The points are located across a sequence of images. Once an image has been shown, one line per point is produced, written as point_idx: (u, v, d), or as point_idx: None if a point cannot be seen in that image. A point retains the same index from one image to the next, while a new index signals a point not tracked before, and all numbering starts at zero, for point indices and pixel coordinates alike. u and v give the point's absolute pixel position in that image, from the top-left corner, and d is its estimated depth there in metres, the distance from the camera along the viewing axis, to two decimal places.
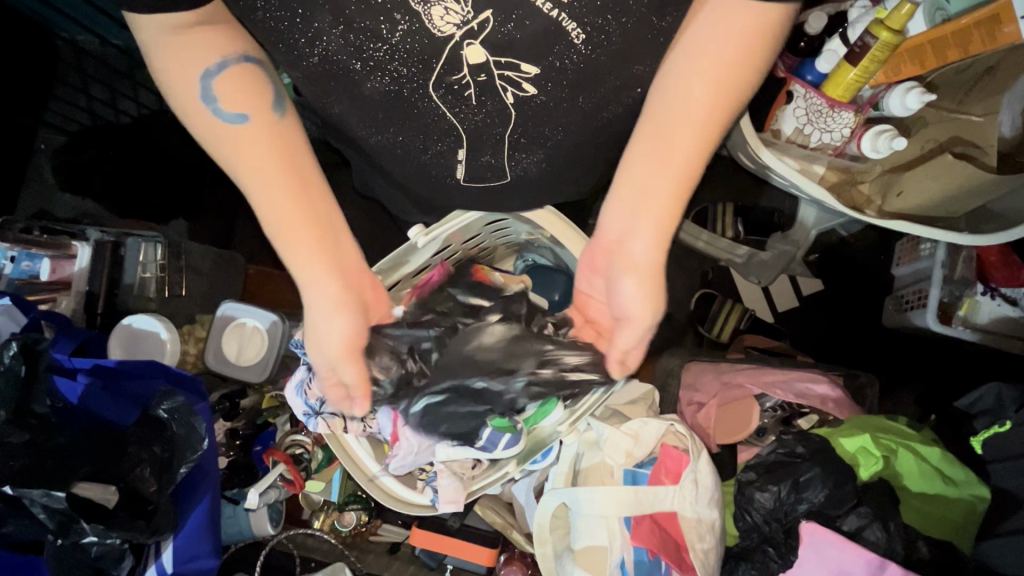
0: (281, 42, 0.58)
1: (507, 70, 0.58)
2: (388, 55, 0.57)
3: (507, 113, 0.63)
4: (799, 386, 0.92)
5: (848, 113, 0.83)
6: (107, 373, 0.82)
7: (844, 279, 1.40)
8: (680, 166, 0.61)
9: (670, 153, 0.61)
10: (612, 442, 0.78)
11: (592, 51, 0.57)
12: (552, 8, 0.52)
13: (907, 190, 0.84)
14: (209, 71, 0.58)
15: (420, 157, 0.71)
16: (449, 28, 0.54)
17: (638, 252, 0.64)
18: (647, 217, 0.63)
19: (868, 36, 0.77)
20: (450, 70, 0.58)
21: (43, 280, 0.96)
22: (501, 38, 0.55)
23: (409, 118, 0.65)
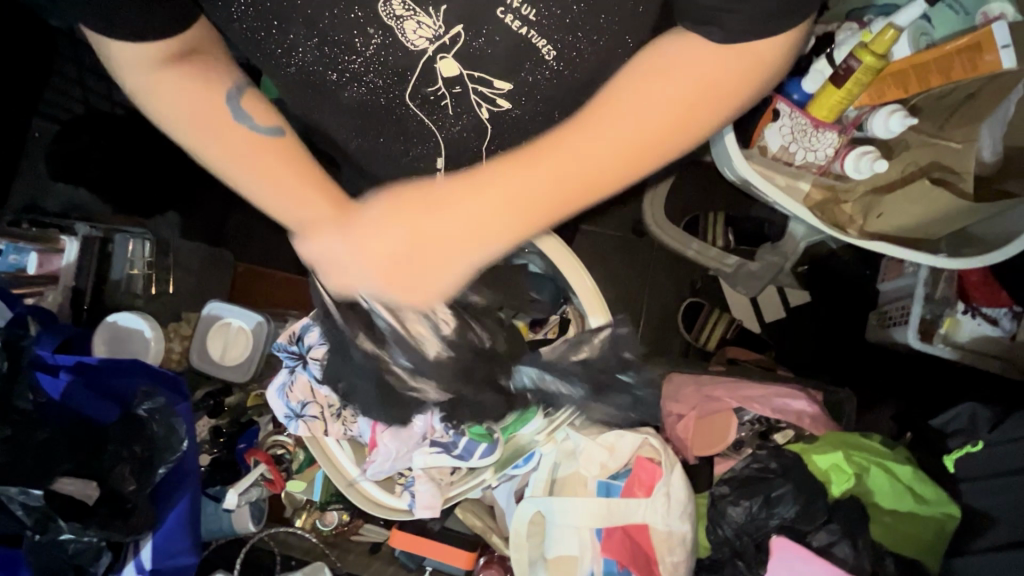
0: (260, 52, 0.59)
1: (480, 86, 0.59)
2: (364, 67, 0.58)
3: (483, 126, 0.65)
4: (776, 402, 0.93)
5: (832, 133, 0.84)
6: (89, 370, 0.82)
7: (831, 292, 1.41)
8: (588, 165, 0.50)
9: (575, 147, 0.49)
10: (588, 454, 0.79)
11: (564, 68, 0.57)
12: (520, 24, 0.52)
13: (887, 212, 0.85)
14: (229, 94, 0.59)
15: (401, 162, 0.73)
16: (421, 43, 0.54)
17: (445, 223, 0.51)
18: (495, 191, 0.50)
19: (852, 59, 0.78)
20: (425, 83, 0.59)
21: (29, 274, 0.96)
22: (472, 52, 0.55)
23: (392, 127, 0.66)
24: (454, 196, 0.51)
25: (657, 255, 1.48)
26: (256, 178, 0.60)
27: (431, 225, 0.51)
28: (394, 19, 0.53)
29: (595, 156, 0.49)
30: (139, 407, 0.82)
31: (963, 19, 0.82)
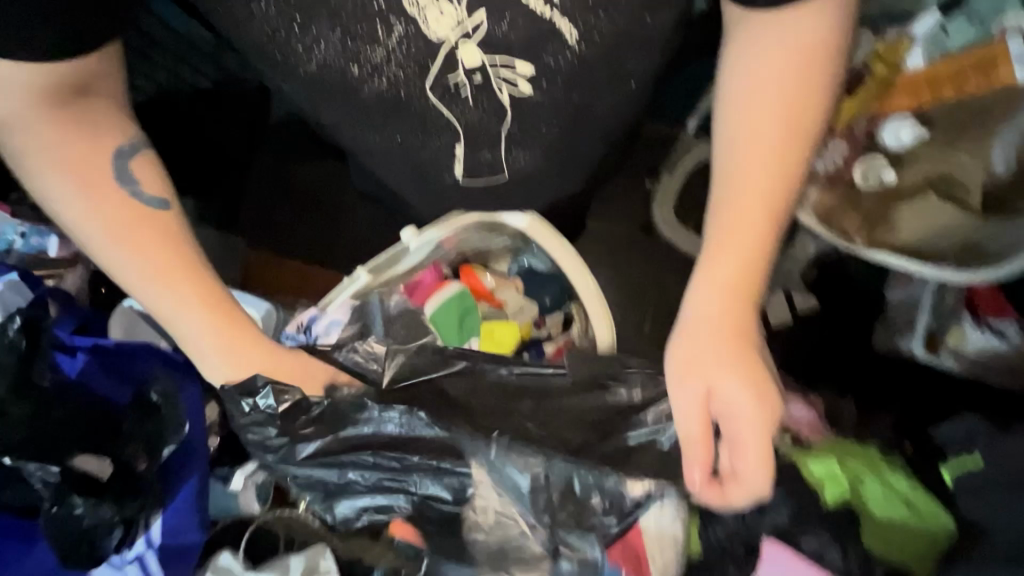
0: (296, 57, 0.75)
1: (503, 68, 0.72)
2: (400, 54, 0.71)
3: (506, 111, 0.78)
4: (776, 407, 0.93)
5: (840, 142, 0.86)
6: (106, 353, 0.87)
7: (839, 298, 1.40)
8: (764, 199, 0.78)
9: (749, 209, 0.79)
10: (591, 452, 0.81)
11: (582, 52, 0.71)
12: (546, 6, 0.66)
13: (894, 224, 0.84)
14: (122, 151, 0.83)
15: (423, 154, 0.86)
16: (452, 30, 0.68)
17: (717, 294, 0.79)
18: (739, 252, 0.79)
19: (865, 67, 0.84)
20: (451, 69, 0.73)
21: (49, 257, 1.02)
22: (498, 36, 0.68)
23: (417, 121, 0.81)
24: None
25: (664, 254, 1.49)
26: (177, 309, 0.81)
27: (738, 275, 0.79)
28: (418, 11, 0.67)
29: (762, 194, 0.78)
30: (150, 393, 0.85)
31: (979, 30, 0.81)
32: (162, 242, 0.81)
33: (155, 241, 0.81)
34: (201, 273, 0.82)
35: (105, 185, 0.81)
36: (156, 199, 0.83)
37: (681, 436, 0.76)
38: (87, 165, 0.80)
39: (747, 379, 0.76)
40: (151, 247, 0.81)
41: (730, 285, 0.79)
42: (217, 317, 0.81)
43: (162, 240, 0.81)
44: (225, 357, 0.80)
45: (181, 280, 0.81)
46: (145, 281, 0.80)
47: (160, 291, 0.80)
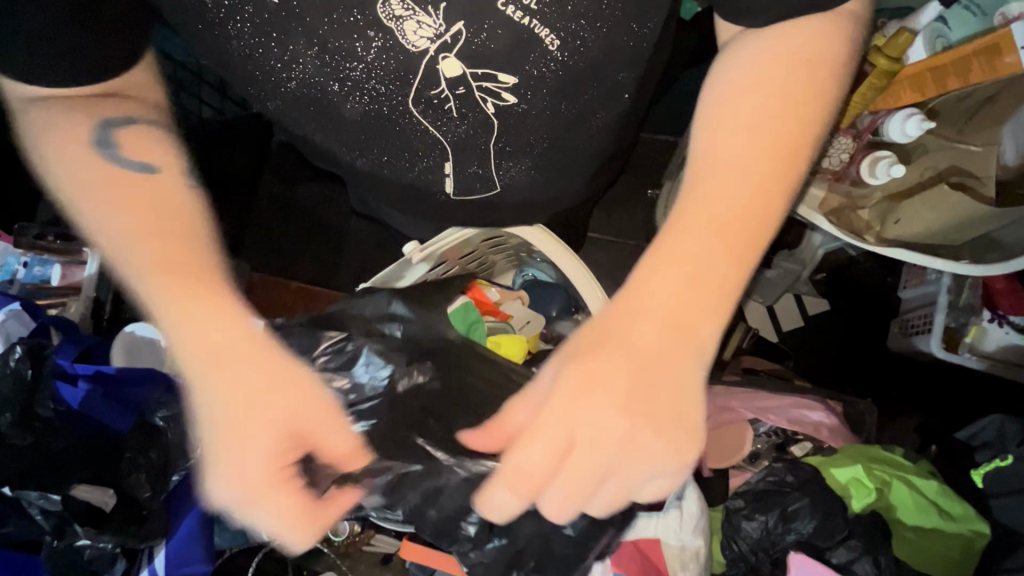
0: (259, 69, 0.61)
1: (484, 82, 0.59)
2: (364, 74, 0.58)
3: (487, 124, 0.64)
4: (793, 413, 0.90)
5: (848, 137, 0.83)
6: (107, 379, 0.85)
7: (849, 300, 1.38)
8: (724, 216, 0.47)
9: (716, 203, 0.47)
10: None
11: (570, 60, 0.58)
12: (521, 14, 0.53)
13: (905, 218, 0.83)
14: (113, 121, 0.57)
15: (407, 176, 0.73)
16: (422, 42, 0.55)
17: (651, 333, 0.44)
18: (692, 286, 0.45)
19: (866, 64, 0.78)
20: (429, 85, 0.59)
21: (53, 285, 1.02)
22: (473, 49, 0.56)
23: (389, 145, 0.68)
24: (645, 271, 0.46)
25: None
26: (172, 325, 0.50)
27: (646, 289, 0.45)
28: (393, 21, 0.54)
29: (734, 209, 0.47)
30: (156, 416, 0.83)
31: (982, 20, 0.80)
32: (151, 225, 0.53)
33: (134, 223, 0.53)
34: (205, 276, 0.51)
35: (76, 157, 0.55)
36: (141, 162, 0.56)
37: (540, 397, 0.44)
38: (79, 136, 0.55)
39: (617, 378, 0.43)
40: (128, 219, 0.53)
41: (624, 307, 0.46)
42: (222, 342, 0.49)
43: (155, 223, 0.53)
44: (221, 438, 0.47)
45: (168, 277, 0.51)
46: (142, 277, 0.51)
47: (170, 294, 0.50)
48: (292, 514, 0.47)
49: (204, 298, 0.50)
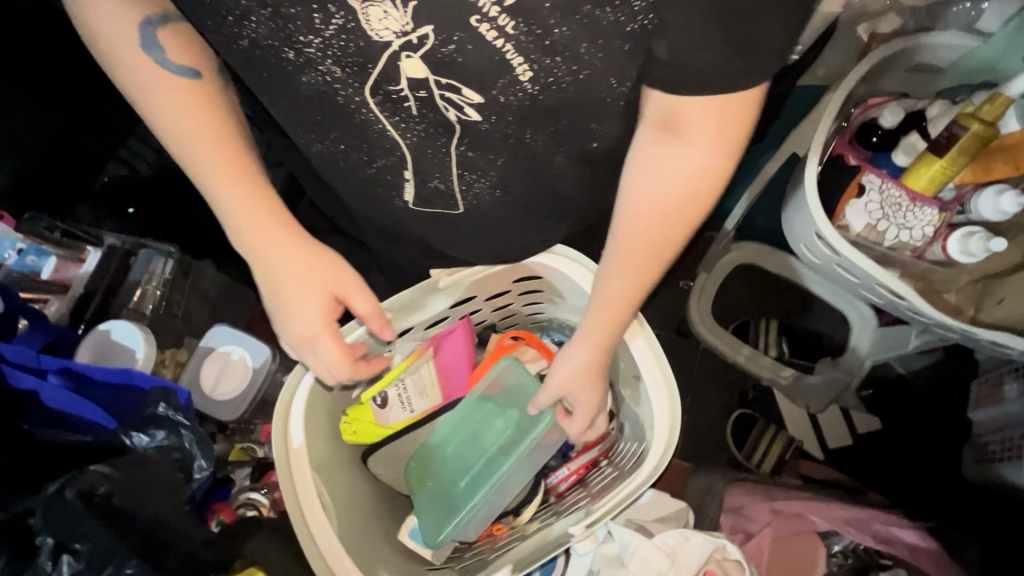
0: (208, 16, 0.48)
1: (447, 93, 0.48)
2: (320, 52, 0.46)
3: (510, 139, 0.54)
4: (878, 528, 0.75)
5: (932, 209, 0.76)
6: (79, 380, 0.71)
7: (904, 417, 1.22)
8: (671, 204, 0.49)
9: (646, 212, 0.51)
10: (641, 558, 0.63)
11: (540, 94, 0.47)
12: (496, 36, 0.41)
13: (1010, 297, 0.73)
14: (150, 20, 0.50)
15: (363, 172, 0.62)
16: (387, 35, 0.43)
17: (644, 239, 0.52)
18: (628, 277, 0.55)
19: (956, 127, 0.72)
20: (386, 80, 0.47)
21: (42, 278, 0.90)
22: (440, 58, 0.44)
23: (349, 128, 0.56)
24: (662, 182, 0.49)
25: (702, 356, 1.35)
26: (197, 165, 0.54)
27: (630, 242, 0.53)
28: None
29: (672, 196, 0.49)
30: (135, 432, 0.68)
31: None
32: (200, 113, 0.53)
33: (191, 112, 0.52)
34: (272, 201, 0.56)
35: (128, 54, 0.51)
36: (186, 67, 0.52)
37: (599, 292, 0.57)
38: (127, 36, 0.50)
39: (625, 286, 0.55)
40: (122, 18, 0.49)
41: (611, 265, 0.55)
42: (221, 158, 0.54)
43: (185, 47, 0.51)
44: (237, 228, 0.56)
45: (249, 213, 0.55)
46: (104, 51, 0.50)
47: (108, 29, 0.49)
48: (337, 354, 0.58)
49: (195, 107, 0.53)
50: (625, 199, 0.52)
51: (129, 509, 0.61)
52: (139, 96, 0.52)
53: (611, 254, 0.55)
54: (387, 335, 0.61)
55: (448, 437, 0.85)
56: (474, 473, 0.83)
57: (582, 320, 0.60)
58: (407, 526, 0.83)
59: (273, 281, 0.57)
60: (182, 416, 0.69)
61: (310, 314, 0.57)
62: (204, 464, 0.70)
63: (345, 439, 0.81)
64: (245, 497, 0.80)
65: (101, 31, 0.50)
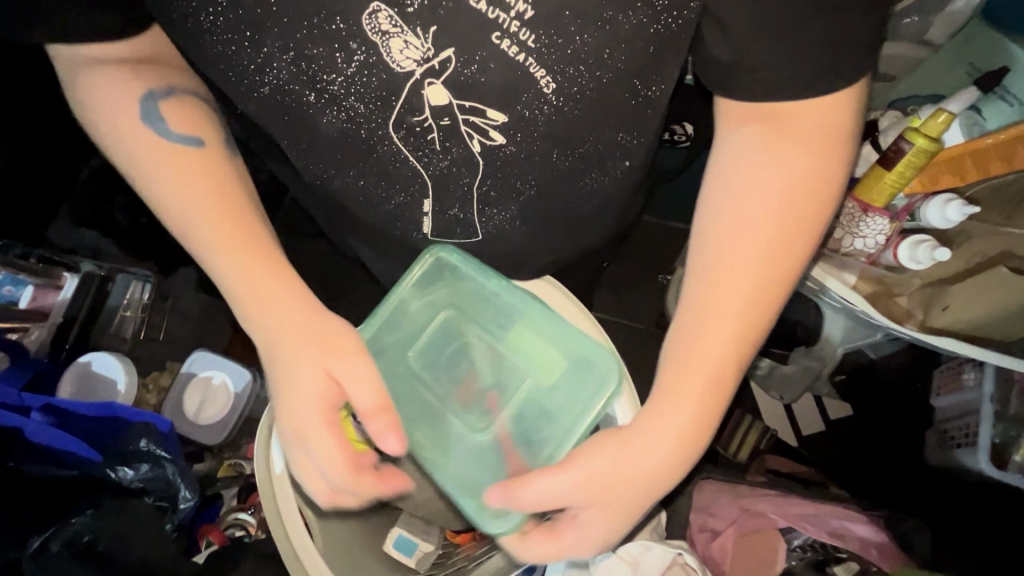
0: (225, 64, 0.46)
1: (472, 116, 0.45)
2: (343, 89, 0.45)
3: (536, 163, 0.49)
4: (833, 524, 0.80)
5: (883, 219, 0.77)
6: (59, 415, 0.72)
7: (874, 404, 1.23)
8: (778, 202, 0.43)
9: (745, 222, 0.43)
10: (605, 571, 0.68)
11: (566, 105, 0.44)
12: (517, 51, 0.40)
13: (955, 304, 0.77)
14: (151, 94, 0.51)
15: (382, 209, 0.56)
16: (408, 65, 0.42)
17: (751, 260, 0.43)
18: (727, 312, 0.44)
19: (903, 141, 0.73)
20: (409, 110, 0.45)
21: (19, 308, 0.89)
22: (464, 81, 0.42)
23: (369, 165, 0.51)
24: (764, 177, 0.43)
25: None
26: (193, 229, 0.49)
27: (722, 268, 0.44)
28: None
29: (773, 198, 0.43)
30: (120, 464, 0.72)
31: (1018, 111, 0.74)
32: (198, 174, 0.50)
33: (186, 174, 0.50)
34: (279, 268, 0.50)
35: (131, 132, 0.50)
36: (189, 136, 0.51)
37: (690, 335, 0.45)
38: (126, 112, 0.50)
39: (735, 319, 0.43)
40: (121, 94, 0.50)
41: (700, 300, 0.45)
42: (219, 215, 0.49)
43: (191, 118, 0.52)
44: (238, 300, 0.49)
45: (251, 282, 0.49)
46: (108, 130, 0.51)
47: (109, 103, 0.50)
48: (332, 450, 0.46)
49: (195, 167, 0.50)
50: (711, 217, 0.45)
51: (120, 547, 0.64)
52: (135, 174, 0.50)
53: (703, 284, 0.45)
54: (392, 442, 0.45)
55: (478, 313, 0.58)
56: (455, 368, 0.56)
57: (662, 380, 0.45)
58: (391, 536, 0.79)
59: (275, 359, 0.48)
60: (167, 450, 0.72)
61: (307, 397, 0.47)
62: (187, 494, 0.74)
63: None
64: (233, 517, 0.83)
65: (100, 116, 0.50)
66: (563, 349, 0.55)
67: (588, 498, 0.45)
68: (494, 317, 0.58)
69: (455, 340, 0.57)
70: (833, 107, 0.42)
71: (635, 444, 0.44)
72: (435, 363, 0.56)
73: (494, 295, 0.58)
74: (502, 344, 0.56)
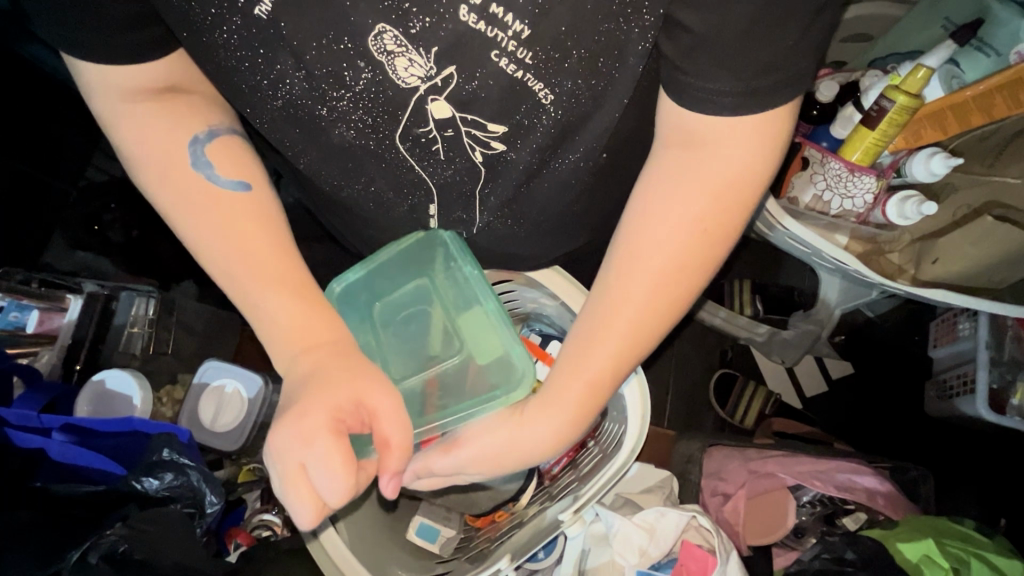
0: (240, 81, 0.46)
1: (473, 129, 0.46)
2: (351, 104, 0.45)
3: (535, 168, 0.50)
4: (841, 478, 0.82)
5: (870, 177, 0.78)
6: (81, 433, 0.74)
7: (874, 362, 1.25)
8: (687, 221, 0.42)
9: (649, 250, 0.43)
10: (624, 537, 0.73)
11: (565, 117, 0.45)
12: (516, 68, 0.41)
13: (944, 256, 0.78)
14: (198, 138, 0.50)
15: (394, 211, 0.58)
16: (413, 81, 0.42)
17: (653, 275, 0.43)
18: (614, 333, 0.44)
19: (884, 99, 0.74)
20: (414, 124, 0.46)
21: (28, 332, 0.89)
22: (465, 96, 0.43)
23: (379, 173, 0.52)
24: (675, 191, 0.42)
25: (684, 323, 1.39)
26: (229, 260, 0.48)
27: (622, 292, 0.44)
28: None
29: (688, 218, 0.42)
30: (144, 476, 0.73)
31: (997, 61, 0.74)
32: (239, 210, 0.49)
33: (218, 212, 0.49)
34: (323, 309, 0.49)
35: (175, 168, 0.49)
36: (238, 181, 0.50)
37: (579, 333, 0.46)
38: (175, 154, 0.49)
39: (627, 326, 0.44)
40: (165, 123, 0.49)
41: (594, 317, 0.45)
42: (257, 248, 0.48)
43: (236, 155, 0.51)
44: (276, 329, 0.48)
45: (296, 321, 0.48)
46: (139, 157, 0.49)
47: (140, 124, 0.48)
48: (334, 460, 0.42)
49: (241, 203, 0.49)
50: (627, 231, 0.44)
51: (151, 560, 0.65)
52: (176, 211, 0.49)
53: (600, 288, 0.46)
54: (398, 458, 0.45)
55: (451, 302, 0.58)
56: (409, 325, 0.59)
57: (547, 379, 0.47)
58: (413, 525, 0.82)
59: (294, 393, 0.46)
60: (189, 460, 0.74)
61: (324, 405, 0.44)
62: (214, 499, 0.76)
63: None
64: (259, 519, 0.86)
65: (143, 151, 0.49)
66: (503, 346, 0.55)
67: (483, 470, 0.51)
68: (456, 293, 0.58)
69: (420, 303, 0.59)
70: (749, 134, 0.40)
71: (526, 426, 0.47)
72: (392, 317, 0.59)
73: (459, 274, 0.57)
74: (456, 318, 0.57)
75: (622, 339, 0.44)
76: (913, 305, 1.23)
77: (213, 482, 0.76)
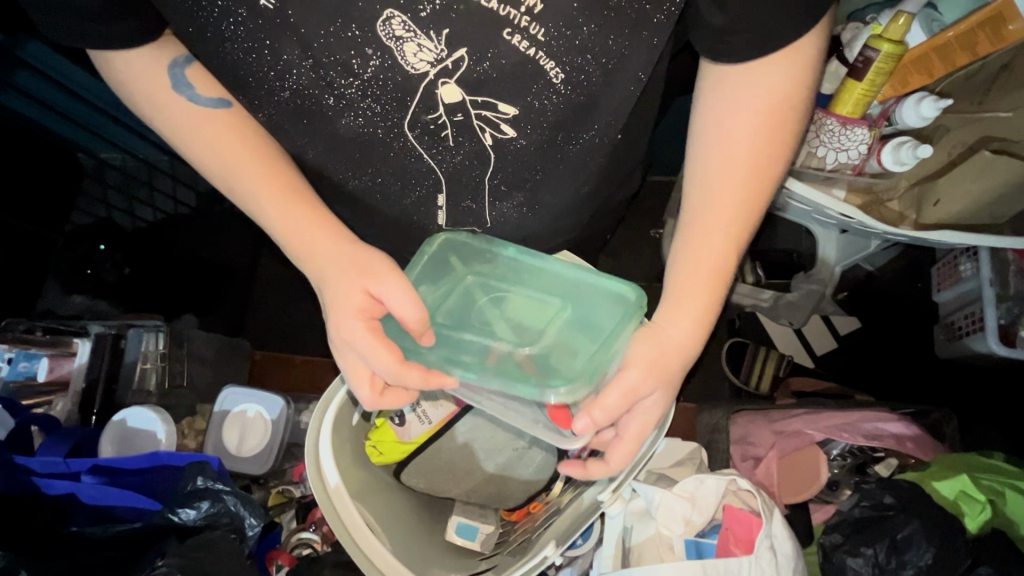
0: (249, 76, 0.46)
1: (483, 111, 0.46)
2: (360, 93, 0.45)
3: (545, 151, 0.50)
4: (867, 427, 0.83)
5: (861, 128, 0.78)
6: (110, 472, 0.74)
7: (880, 313, 1.26)
8: (752, 123, 0.43)
9: (726, 159, 0.44)
10: (666, 509, 0.73)
11: (573, 94, 0.45)
12: (527, 45, 0.41)
13: (944, 197, 0.79)
14: (177, 62, 0.49)
15: (400, 204, 0.58)
16: (422, 66, 0.43)
17: (737, 175, 0.44)
18: (720, 241, 0.46)
19: (869, 50, 0.75)
20: (425, 110, 0.46)
21: (40, 381, 0.89)
22: (476, 77, 0.43)
23: (385, 163, 0.52)
24: (736, 93, 0.43)
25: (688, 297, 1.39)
26: (232, 174, 0.49)
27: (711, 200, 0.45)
28: None
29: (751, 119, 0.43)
30: (180, 507, 0.72)
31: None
32: (228, 128, 0.50)
33: (247, 146, 0.49)
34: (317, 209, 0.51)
35: (161, 99, 0.49)
36: (219, 100, 0.50)
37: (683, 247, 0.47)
38: (158, 84, 0.49)
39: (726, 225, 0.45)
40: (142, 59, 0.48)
41: (691, 229, 0.47)
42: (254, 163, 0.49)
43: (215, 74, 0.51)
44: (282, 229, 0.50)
45: (299, 221, 0.50)
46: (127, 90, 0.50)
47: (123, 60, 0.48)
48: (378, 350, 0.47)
49: (228, 120, 0.50)
50: (700, 155, 0.45)
51: None
52: (178, 143, 0.50)
53: (689, 204, 0.47)
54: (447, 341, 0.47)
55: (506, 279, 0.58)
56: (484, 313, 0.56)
57: (669, 293, 0.48)
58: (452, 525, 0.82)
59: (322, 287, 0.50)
60: (222, 484, 0.74)
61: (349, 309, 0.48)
62: (254, 521, 0.75)
63: (376, 461, 0.80)
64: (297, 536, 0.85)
65: (134, 90, 0.49)
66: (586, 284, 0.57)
67: (656, 382, 0.48)
68: (513, 272, 0.59)
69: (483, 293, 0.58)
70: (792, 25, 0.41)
71: (663, 335, 0.48)
72: (463, 314, 0.56)
73: (497, 260, 0.59)
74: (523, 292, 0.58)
75: (723, 237, 0.46)
76: (913, 255, 1.25)
77: (249, 502, 0.75)
